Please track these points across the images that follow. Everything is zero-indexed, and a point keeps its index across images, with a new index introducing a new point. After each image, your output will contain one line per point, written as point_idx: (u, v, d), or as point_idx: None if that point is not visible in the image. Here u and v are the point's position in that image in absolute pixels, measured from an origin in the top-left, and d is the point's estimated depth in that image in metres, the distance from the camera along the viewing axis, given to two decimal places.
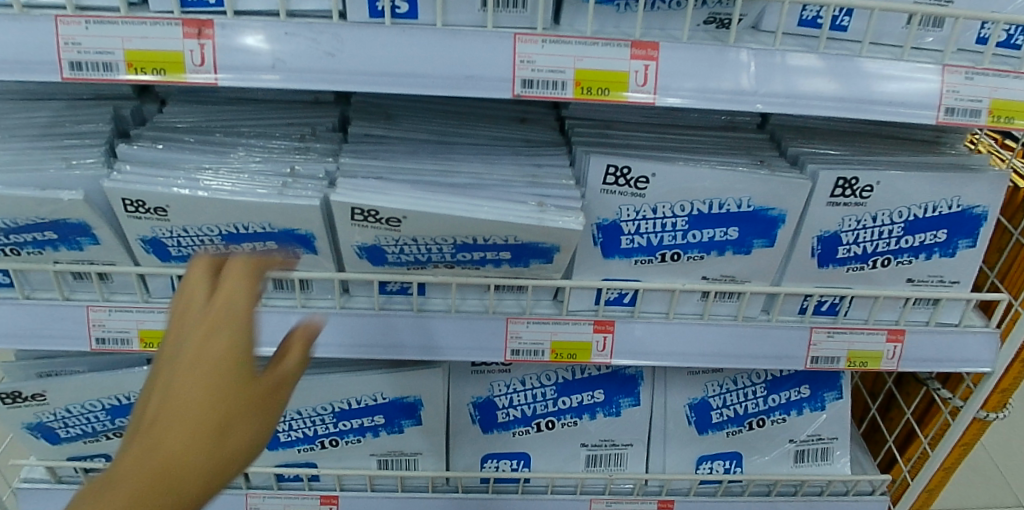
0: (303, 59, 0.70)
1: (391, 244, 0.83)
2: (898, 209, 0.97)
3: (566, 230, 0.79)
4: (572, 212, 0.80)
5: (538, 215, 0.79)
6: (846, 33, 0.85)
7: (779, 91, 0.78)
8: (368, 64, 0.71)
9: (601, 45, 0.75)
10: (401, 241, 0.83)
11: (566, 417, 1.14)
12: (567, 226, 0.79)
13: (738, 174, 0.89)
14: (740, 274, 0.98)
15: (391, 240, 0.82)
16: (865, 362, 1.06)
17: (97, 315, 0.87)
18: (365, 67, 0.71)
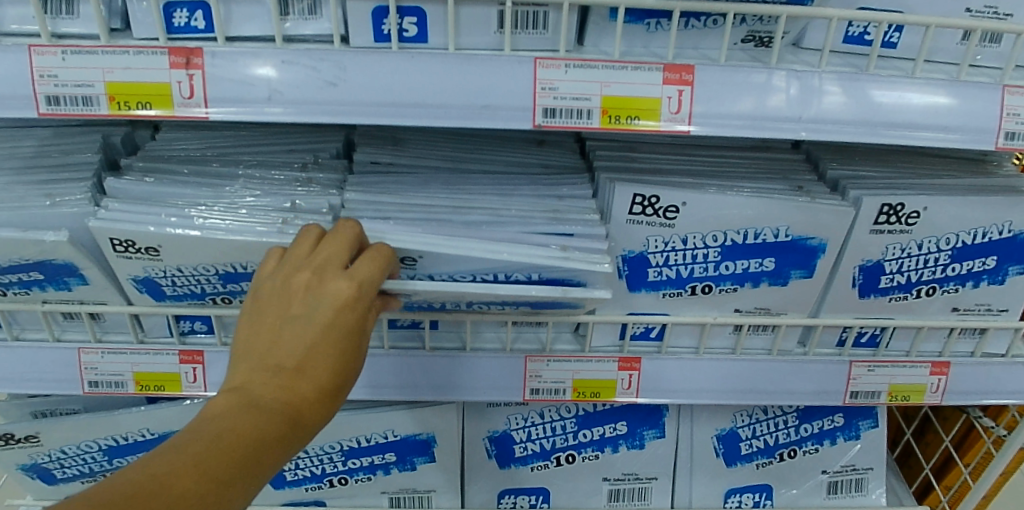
0: (302, 89, 0.63)
1: (404, 290, 0.78)
2: (945, 236, 0.89)
3: (591, 269, 0.73)
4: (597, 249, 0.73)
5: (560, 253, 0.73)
6: (896, 50, 0.77)
7: (823, 116, 0.70)
8: (372, 94, 0.64)
9: (630, 70, 0.68)
10: (415, 288, 0.78)
11: (587, 451, 1.08)
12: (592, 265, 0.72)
13: (776, 202, 0.82)
14: (775, 307, 0.91)
15: (405, 287, 0.77)
16: (907, 396, 1.00)
17: (88, 358, 0.82)
18: (369, 97, 0.64)
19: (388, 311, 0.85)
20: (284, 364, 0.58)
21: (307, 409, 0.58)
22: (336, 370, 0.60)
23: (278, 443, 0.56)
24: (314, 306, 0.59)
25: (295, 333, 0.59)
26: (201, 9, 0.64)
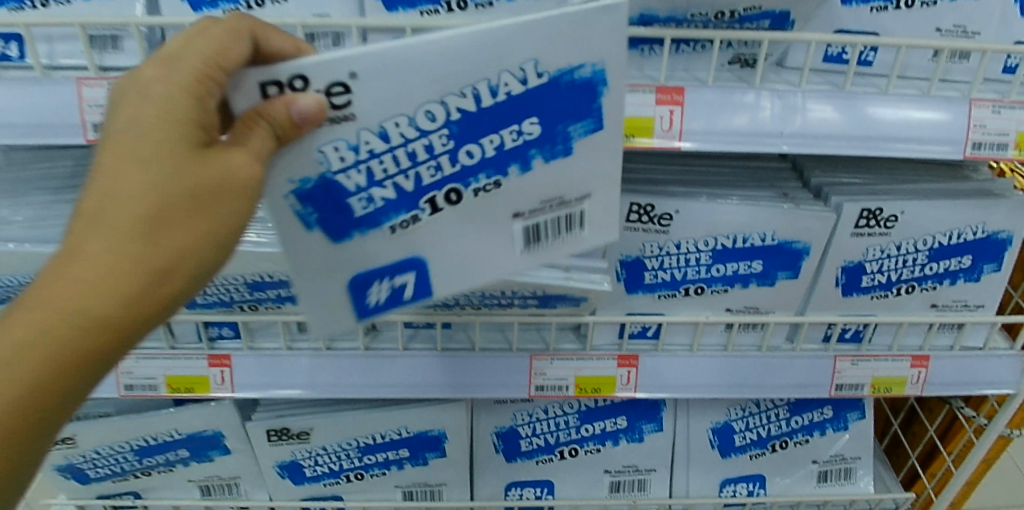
0: None
1: (338, 168, 0.57)
2: (922, 237, 0.95)
3: None
4: None
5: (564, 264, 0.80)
6: (872, 67, 0.83)
7: (804, 131, 0.77)
8: None
9: (625, 92, 0.75)
10: (356, 163, 0.57)
11: (589, 444, 1.14)
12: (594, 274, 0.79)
13: (763, 209, 0.88)
14: (764, 306, 0.97)
15: (340, 161, 0.57)
16: (890, 388, 1.06)
17: (124, 362, 0.89)
18: None
19: (403, 314, 0.91)
20: (104, 201, 0.48)
21: (157, 254, 0.49)
22: (176, 191, 0.48)
23: (132, 293, 0.48)
24: (129, 124, 0.48)
25: (112, 164, 0.48)
26: None
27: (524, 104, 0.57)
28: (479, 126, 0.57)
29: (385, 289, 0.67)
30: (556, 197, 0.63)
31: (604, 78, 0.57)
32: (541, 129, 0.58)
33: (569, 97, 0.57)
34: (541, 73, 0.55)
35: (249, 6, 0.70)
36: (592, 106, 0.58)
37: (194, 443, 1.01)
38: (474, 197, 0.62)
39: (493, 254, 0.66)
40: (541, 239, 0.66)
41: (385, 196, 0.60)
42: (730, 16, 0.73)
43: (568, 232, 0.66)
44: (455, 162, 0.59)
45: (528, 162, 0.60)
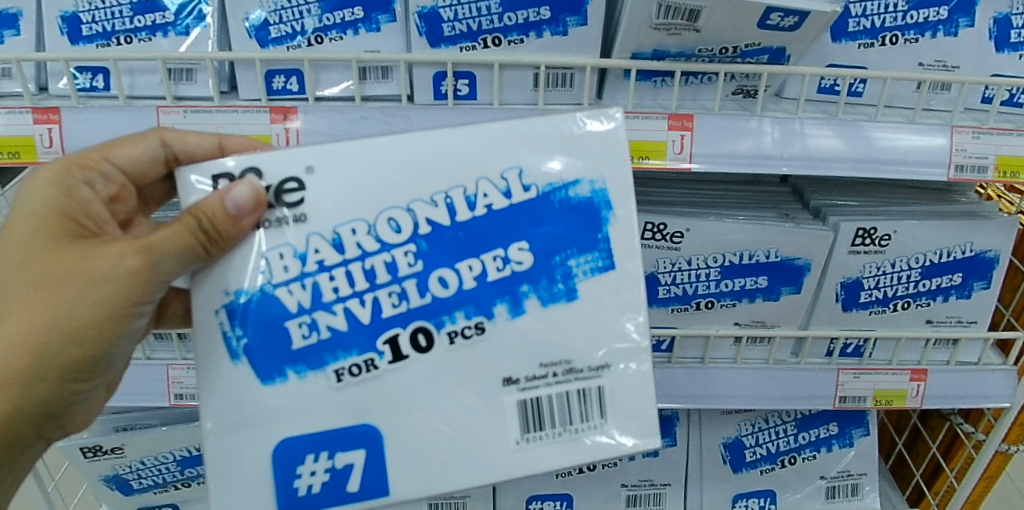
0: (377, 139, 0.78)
1: (288, 285, 0.58)
2: (915, 255, 1.02)
3: None
4: None
5: None
6: (861, 98, 0.92)
7: (801, 154, 0.85)
8: None
9: (640, 119, 0.83)
10: (306, 281, 0.58)
11: (606, 458, 1.19)
12: None
13: (766, 228, 0.96)
14: (769, 320, 1.04)
15: (291, 278, 0.58)
16: (891, 401, 1.10)
17: (176, 373, 0.95)
18: None
19: None
20: None
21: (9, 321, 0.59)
22: (35, 267, 0.60)
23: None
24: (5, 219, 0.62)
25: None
26: (296, 76, 0.80)
27: (501, 225, 0.58)
28: (449, 241, 0.58)
29: (323, 473, 0.60)
30: (562, 360, 0.60)
31: (604, 199, 0.60)
32: (530, 257, 0.59)
33: (561, 219, 0.59)
34: (528, 185, 0.59)
35: (310, 43, 0.80)
36: (597, 236, 0.60)
37: None
38: (447, 342, 0.59)
39: (479, 427, 0.60)
40: (541, 422, 0.60)
41: (332, 322, 0.58)
42: (733, 51, 0.82)
43: (578, 423, 0.60)
44: (423, 289, 0.58)
45: (519, 302, 0.59)
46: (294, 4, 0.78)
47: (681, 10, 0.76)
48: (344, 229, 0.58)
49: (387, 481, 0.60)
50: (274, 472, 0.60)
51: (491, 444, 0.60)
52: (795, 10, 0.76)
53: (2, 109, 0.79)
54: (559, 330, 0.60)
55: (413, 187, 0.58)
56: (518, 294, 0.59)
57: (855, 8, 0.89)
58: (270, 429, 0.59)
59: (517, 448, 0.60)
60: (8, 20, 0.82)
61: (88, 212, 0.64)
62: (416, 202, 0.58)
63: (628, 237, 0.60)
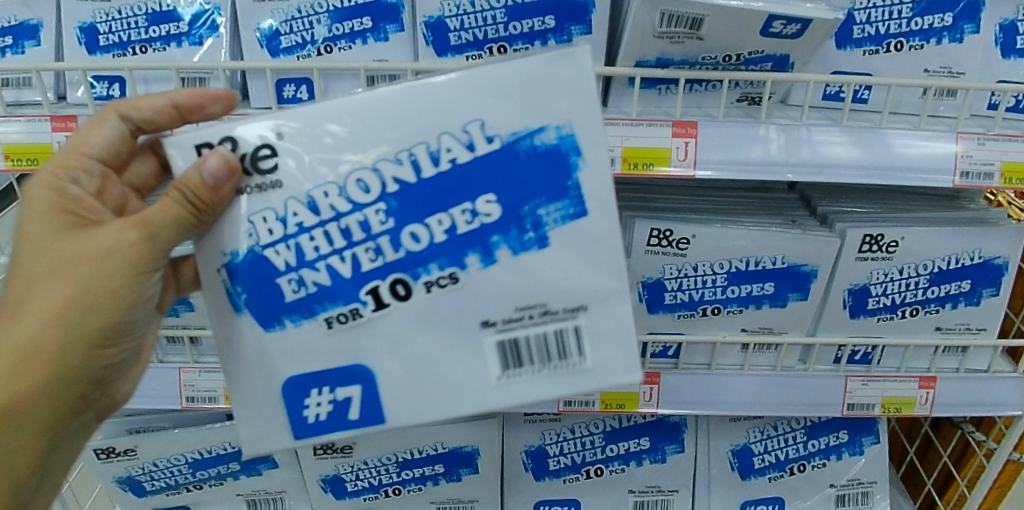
0: None
1: (274, 244, 0.59)
2: (923, 262, 1.02)
3: None
4: None
5: None
6: (867, 104, 0.93)
7: (806, 160, 0.86)
8: None
9: (645, 126, 0.84)
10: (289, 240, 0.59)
11: (614, 464, 1.19)
12: None
13: (772, 234, 0.96)
14: (777, 326, 1.04)
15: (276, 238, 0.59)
16: (899, 408, 1.10)
17: (187, 376, 0.97)
18: None
19: None
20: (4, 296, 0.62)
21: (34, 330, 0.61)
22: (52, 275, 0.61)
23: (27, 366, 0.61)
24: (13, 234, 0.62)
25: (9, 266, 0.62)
26: (306, 84, 0.82)
27: (469, 180, 0.57)
28: (419, 197, 0.57)
29: (326, 404, 0.63)
30: (537, 304, 0.60)
31: (572, 146, 0.57)
32: (500, 209, 0.58)
33: (533, 169, 0.57)
34: (491, 136, 0.57)
35: (319, 53, 0.81)
36: (567, 183, 0.58)
37: (249, 455, 1.10)
38: (426, 292, 0.59)
39: (465, 362, 0.61)
40: (523, 359, 0.61)
41: (315, 277, 0.60)
42: (737, 59, 0.83)
43: (557, 360, 0.61)
44: (397, 245, 0.59)
45: (490, 253, 0.58)
46: (304, 15, 0.80)
47: (684, 18, 0.77)
48: (317, 191, 0.58)
49: (383, 413, 0.63)
50: (286, 404, 0.64)
51: (474, 377, 0.61)
52: (796, 18, 0.77)
53: (22, 116, 0.81)
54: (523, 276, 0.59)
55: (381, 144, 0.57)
56: (521, 231, 0.58)
57: (859, 15, 0.90)
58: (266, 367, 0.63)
59: (498, 383, 0.61)
60: (29, 31, 0.85)
61: (85, 203, 0.65)
62: (383, 160, 0.58)
63: (602, 179, 0.58)
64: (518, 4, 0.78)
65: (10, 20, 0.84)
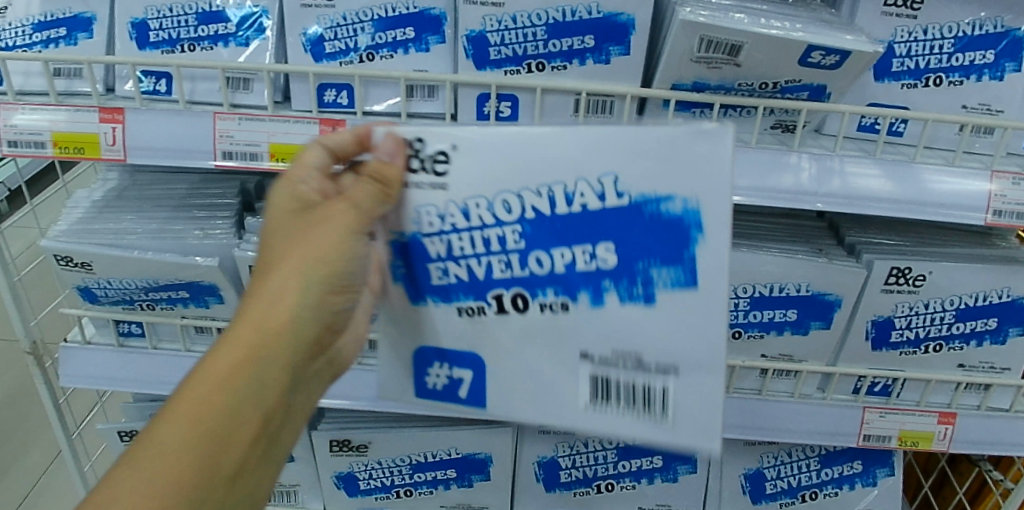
0: None
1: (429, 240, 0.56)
2: (949, 297, 1.01)
3: None
4: None
5: None
6: (902, 137, 0.92)
7: (835, 190, 0.86)
8: None
9: None
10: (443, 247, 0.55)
11: (625, 480, 1.20)
12: None
13: (797, 261, 0.96)
14: (797, 354, 1.04)
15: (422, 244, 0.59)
16: (916, 442, 1.09)
17: None
18: None
19: None
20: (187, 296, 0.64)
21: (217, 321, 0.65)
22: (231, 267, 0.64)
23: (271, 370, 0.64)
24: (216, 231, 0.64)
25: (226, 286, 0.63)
26: (346, 90, 0.84)
27: (601, 224, 0.51)
28: (545, 232, 0.52)
29: (443, 378, 0.61)
30: (634, 352, 0.52)
31: (696, 222, 0.49)
32: (616, 259, 0.51)
33: (656, 234, 0.50)
34: (621, 192, 0.50)
35: (361, 60, 0.83)
36: (684, 254, 0.49)
37: None
38: (539, 313, 0.55)
39: (553, 383, 0.56)
40: (609, 397, 0.54)
41: (458, 271, 0.56)
42: (773, 87, 0.83)
43: (644, 410, 0.53)
44: (525, 266, 0.54)
45: (600, 294, 0.52)
46: (349, 22, 0.82)
47: (723, 45, 0.78)
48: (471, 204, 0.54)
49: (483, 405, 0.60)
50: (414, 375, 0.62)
51: (556, 388, 0.56)
52: (836, 49, 0.77)
53: (71, 105, 0.84)
54: (699, 325, 0.51)
55: (518, 171, 0.52)
56: (645, 278, 0.51)
57: (900, 48, 0.89)
58: (545, 349, 0.55)
59: (582, 410, 0.55)
60: (83, 23, 0.87)
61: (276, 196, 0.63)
62: (525, 189, 0.52)
63: (718, 258, 0.49)
64: (558, 22, 0.79)
65: (65, 13, 0.87)
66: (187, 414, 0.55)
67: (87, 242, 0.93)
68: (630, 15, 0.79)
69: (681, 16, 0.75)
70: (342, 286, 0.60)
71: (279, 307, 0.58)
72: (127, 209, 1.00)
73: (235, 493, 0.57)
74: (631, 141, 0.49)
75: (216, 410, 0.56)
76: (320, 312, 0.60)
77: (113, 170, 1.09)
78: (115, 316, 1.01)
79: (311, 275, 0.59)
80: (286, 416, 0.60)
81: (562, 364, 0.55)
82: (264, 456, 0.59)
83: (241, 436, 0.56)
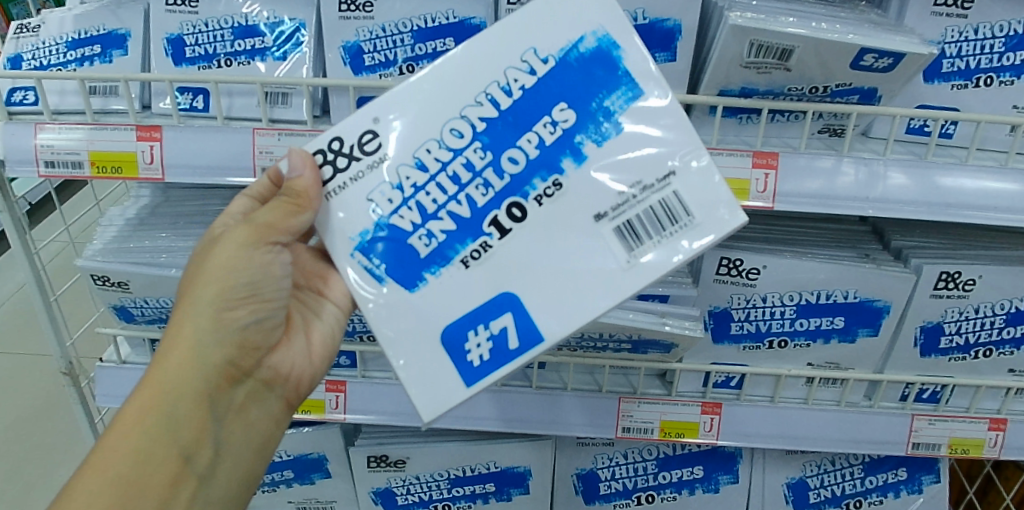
0: None
1: (400, 211, 0.63)
2: (1000, 301, 0.97)
3: (686, 336, 0.89)
4: (691, 320, 0.90)
5: (659, 320, 0.90)
6: (952, 140, 0.90)
7: (886, 195, 0.83)
8: None
9: (724, 155, 0.82)
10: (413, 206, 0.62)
11: (666, 492, 1.17)
12: (687, 333, 0.89)
13: (845, 268, 0.94)
14: (844, 362, 1.01)
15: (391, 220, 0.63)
16: (967, 450, 1.05)
17: None
18: None
19: None
20: None
21: None
22: None
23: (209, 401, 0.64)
24: None
25: None
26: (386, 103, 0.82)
27: (548, 101, 0.61)
28: (505, 129, 0.61)
29: (485, 343, 0.62)
30: (634, 183, 0.60)
31: (609, 44, 0.61)
32: (575, 114, 0.61)
33: (587, 71, 0.61)
34: (544, 58, 0.61)
35: (401, 72, 0.81)
36: (618, 73, 0.61)
37: (302, 464, 1.15)
38: (536, 206, 0.61)
39: (590, 258, 0.61)
40: (639, 236, 0.60)
41: (442, 225, 0.62)
42: (823, 91, 0.80)
43: (669, 227, 0.60)
44: (501, 173, 0.61)
45: (578, 150, 0.61)
46: (388, 34, 0.80)
47: (773, 49, 0.75)
48: (421, 151, 0.62)
49: (541, 329, 0.61)
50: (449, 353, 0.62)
51: (599, 264, 0.60)
52: (889, 51, 0.74)
53: (106, 124, 0.83)
54: (659, 129, 0.61)
55: (457, 93, 0.62)
56: (604, 113, 0.61)
57: (949, 49, 0.87)
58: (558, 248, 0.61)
59: (628, 267, 0.60)
60: (117, 40, 0.86)
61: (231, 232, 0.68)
62: (467, 107, 0.62)
63: (639, 61, 0.61)
64: None
65: (99, 30, 0.86)
66: (99, 460, 0.57)
67: (124, 261, 0.92)
68: (676, 20, 0.77)
69: (730, 21, 0.73)
70: (242, 299, 0.63)
71: (177, 339, 0.62)
72: (161, 227, 0.99)
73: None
74: (520, 27, 0.62)
75: (129, 449, 0.58)
76: (221, 334, 0.63)
77: (146, 187, 1.08)
78: (151, 335, 1.00)
79: (207, 300, 0.62)
80: (213, 446, 0.63)
81: (583, 239, 0.61)
82: (194, 493, 0.61)
83: (161, 472, 0.59)
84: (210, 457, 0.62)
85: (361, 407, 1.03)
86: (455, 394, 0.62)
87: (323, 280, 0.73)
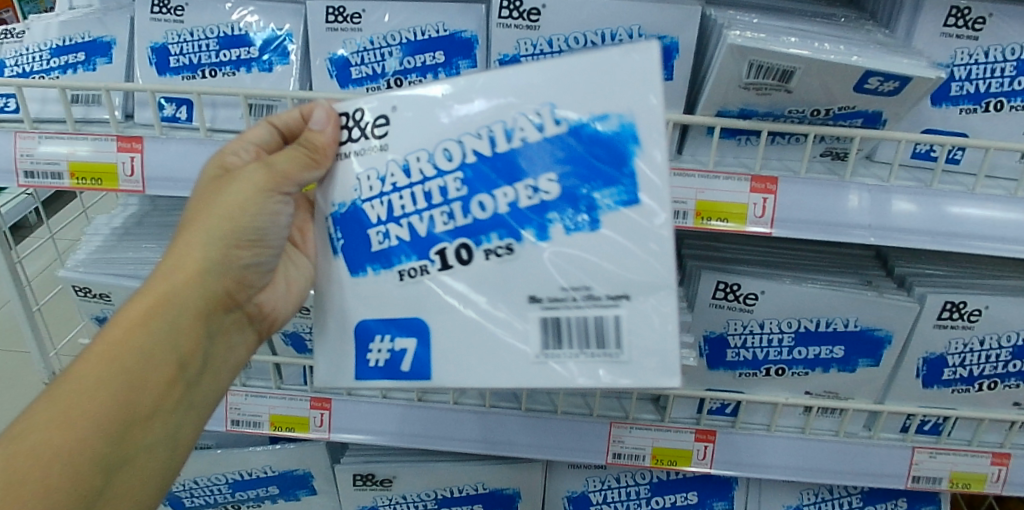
0: None
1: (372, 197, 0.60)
2: (1006, 333, 0.93)
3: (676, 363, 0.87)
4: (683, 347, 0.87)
5: None
6: (960, 166, 0.87)
7: (887, 223, 0.80)
8: None
9: (722, 179, 0.78)
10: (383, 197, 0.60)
11: None
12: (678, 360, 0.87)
13: (845, 296, 0.91)
14: (843, 391, 0.98)
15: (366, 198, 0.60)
16: (969, 485, 1.02)
17: (235, 399, 1.02)
18: None
19: None
20: None
21: None
22: None
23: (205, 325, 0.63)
24: None
25: None
26: None
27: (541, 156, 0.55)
28: (488, 172, 0.56)
29: (384, 354, 0.61)
30: (583, 285, 0.55)
31: (632, 136, 0.54)
32: (558, 190, 0.55)
33: (592, 153, 0.54)
34: (558, 119, 0.55)
35: (389, 86, 0.79)
36: (621, 170, 0.54)
37: (287, 481, 1.13)
38: (485, 259, 0.57)
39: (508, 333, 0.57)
40: (561, 337, 0.56)
41: (400, 233, 0.59)
42: (825, 114, 0.77)
43: (595, 348, 0.56)
44: (466, 212, 0.57)
45: (544, 228, 0.56)
46: (376, 46, 0.78)
47: (773, 70, 0.72)
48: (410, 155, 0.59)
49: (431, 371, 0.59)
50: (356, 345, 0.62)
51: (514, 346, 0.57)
52: (895, 75, 0.71)
53: (90, 134, 0.81)
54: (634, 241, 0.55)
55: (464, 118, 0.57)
56: (588, 203, 0.55)
57: (958, 71, 0.84)
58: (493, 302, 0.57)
59: (535, 362, 0.57)
60: (102, 48, 0.84)
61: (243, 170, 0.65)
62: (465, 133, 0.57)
63: (657, 172, 0.54)
64: (597, 46, 0.74)
65: (84, 37, 0.84)
66: (104, 349, 0.56)
67: (105, 274, 0.90)
68: (672, 38, 0.74)
69: (729, 40, 0.70)
70: (246, 239, 0.62)
71: (184, 260, 0.60)
72: (147, 238, 0.97)
73: (141, 437, 0.56)
74: (557, 71, 0.55)
75: (132, 342, 0.56)
76: (223, 267, 0.61)
77: (135, 197, 1.06)
78: None
79: (215, 234, 0.61)
80: (202, 362, 0.61)
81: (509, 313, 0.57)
82: (179, 402, 0.59)
83: (159, 370, 0.57)
84: (200, 370, 0.61)
85: (345, 426, 1.01)
86: (340, 376, 0.64)
87: (300, 233, 0.69)
